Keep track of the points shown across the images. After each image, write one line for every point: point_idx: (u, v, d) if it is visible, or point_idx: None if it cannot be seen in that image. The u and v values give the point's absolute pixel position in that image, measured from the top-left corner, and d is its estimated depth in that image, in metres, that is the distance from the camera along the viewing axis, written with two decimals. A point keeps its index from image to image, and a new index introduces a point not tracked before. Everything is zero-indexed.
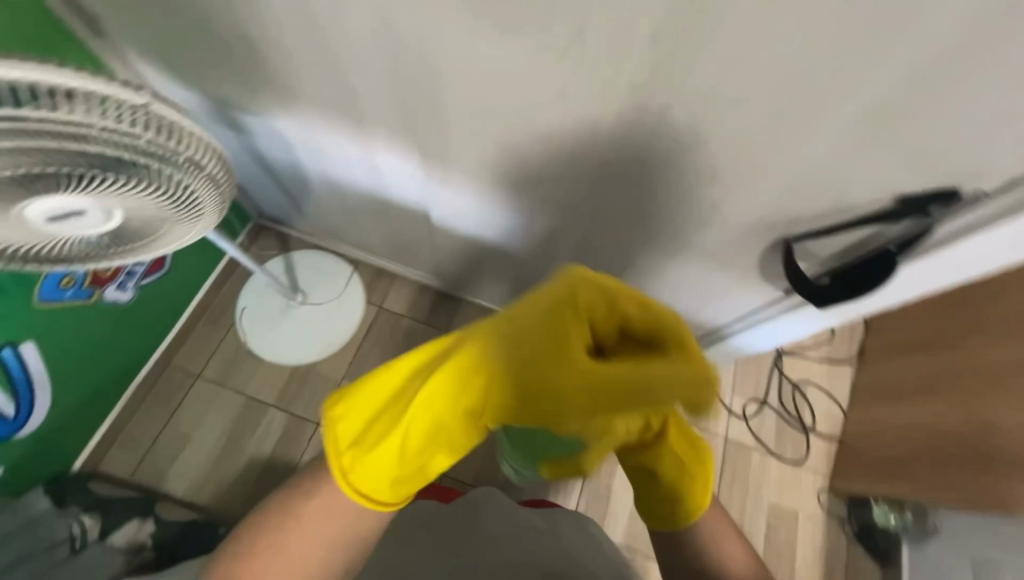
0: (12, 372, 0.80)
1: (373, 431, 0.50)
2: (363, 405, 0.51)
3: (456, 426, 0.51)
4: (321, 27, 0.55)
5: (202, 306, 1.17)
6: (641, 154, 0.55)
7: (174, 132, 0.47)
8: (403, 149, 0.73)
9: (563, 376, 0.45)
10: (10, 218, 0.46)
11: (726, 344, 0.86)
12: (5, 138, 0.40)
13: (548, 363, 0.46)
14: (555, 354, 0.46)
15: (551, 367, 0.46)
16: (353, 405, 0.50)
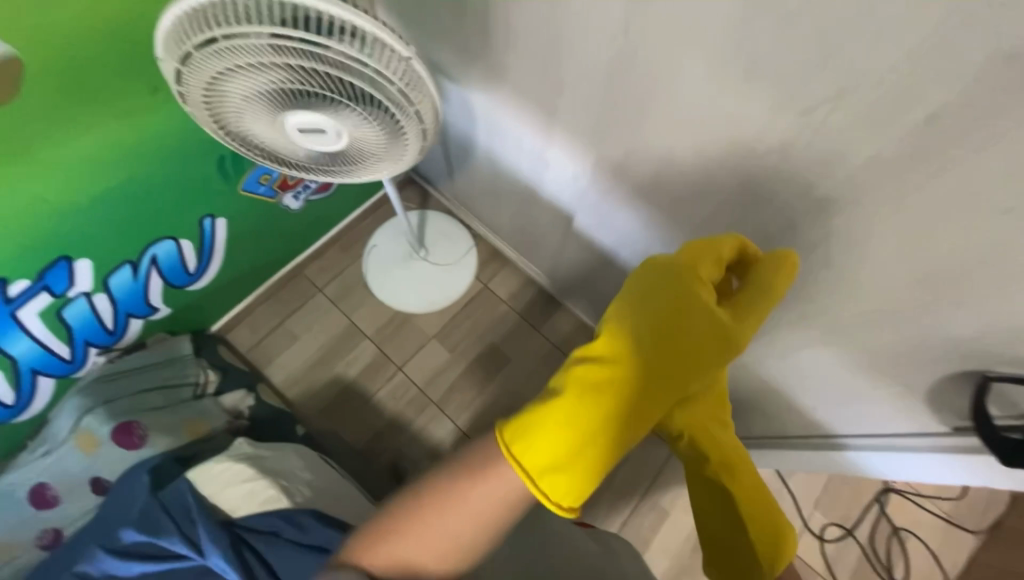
0: (205, 237, 0.96)
1: (557, 443, 0.45)
2: (545, 430, 0.45)
3: (631, 422, 0.48)
4: (563, 24, 0.59)
5: (342, 232, 1.32)
6: (842, 230, 0.51)
7: (417, 85, 0.53)
8: (579, 151, 0.75)
9: (709, 328, 0.50)
10: (273, 121, 0.55)
11: (840, 452, 0.78)
12: (302, 59, 0.47)
13: (688, 316, 0.50)
14: (687, 306, 0.50)
15: (691, 318, 0.50)
16: (538, 438, 0.44)
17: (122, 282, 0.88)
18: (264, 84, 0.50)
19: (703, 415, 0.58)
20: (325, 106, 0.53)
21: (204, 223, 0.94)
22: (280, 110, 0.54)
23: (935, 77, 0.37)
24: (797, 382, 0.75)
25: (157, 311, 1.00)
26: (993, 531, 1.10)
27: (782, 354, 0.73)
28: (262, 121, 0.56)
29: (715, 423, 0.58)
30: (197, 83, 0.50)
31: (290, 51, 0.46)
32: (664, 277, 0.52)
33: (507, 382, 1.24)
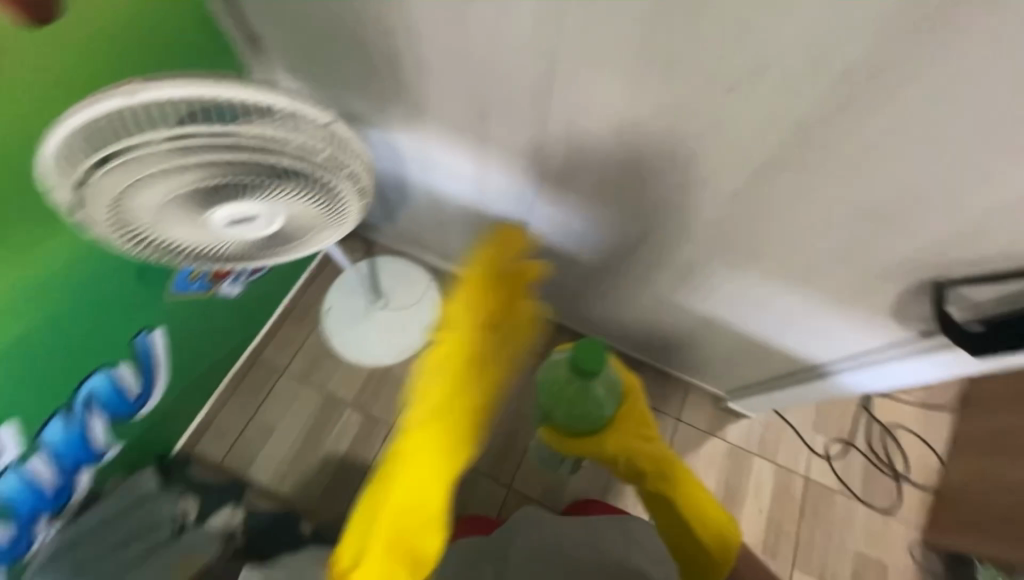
0: (143, 356, 0.87)
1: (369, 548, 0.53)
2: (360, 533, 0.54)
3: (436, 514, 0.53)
4: (476, 51, 0.58)
5: (292, 305, 1.24)
6: (786, 185, 0.54)
7: (345, 147, 0.51)
8: (518, 168, 0.75)
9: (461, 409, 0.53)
10: (198, 222, 0.51)
11: (829, 380, 0.83)
12: (216, 152, 0.43)
13: (431, 411, 0.52)
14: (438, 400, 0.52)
15: (445, 412, 0.53)
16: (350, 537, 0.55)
17: (58, 434, 0.77)
18: (178, 189, 0.45)
19: (628, 436, 0.77)
20: (252, 192, 0.49)
21: (138, 339, 0.84)
22: (203, 210, 0.49)
23: (839, 35, 0.39)
24: (775, 328, 0.79)
25: (107, 451, 0.89)
26: (962, 403, 1.22)
27: (756, 307, 0.77)
28: (185, 225, 0.51)
29: (642, 440, 0.77)
30: (100, 206, 0.44)
31: (200, 149, 0.42)
32: (448, 340, 0.55)
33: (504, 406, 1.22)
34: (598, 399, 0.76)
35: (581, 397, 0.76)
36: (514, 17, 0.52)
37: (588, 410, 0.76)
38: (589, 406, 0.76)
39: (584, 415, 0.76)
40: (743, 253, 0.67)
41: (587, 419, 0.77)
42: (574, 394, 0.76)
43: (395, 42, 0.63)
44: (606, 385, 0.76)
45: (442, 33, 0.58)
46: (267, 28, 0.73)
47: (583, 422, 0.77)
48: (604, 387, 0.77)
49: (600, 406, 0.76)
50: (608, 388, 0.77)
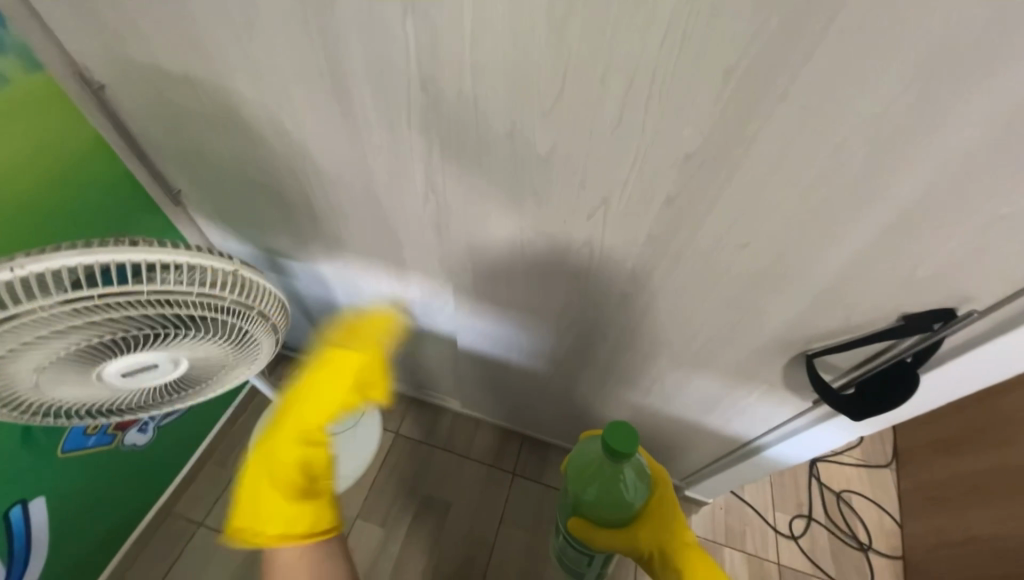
0: (15, 533, 0.74)
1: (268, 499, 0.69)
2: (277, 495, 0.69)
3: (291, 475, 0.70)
4: (380, 196, 0.65)
5: (216, 444, 1.14)
6: (659, 292, 0.61)
7: (252, 289, 0.54)
8: (436, 287, 0.80)
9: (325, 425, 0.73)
10: (88, 378, 0.49)
11: (761, 456, 0.85)
12: (109, 310, 0.44)
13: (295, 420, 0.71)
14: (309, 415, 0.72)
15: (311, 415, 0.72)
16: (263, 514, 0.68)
17: None
18: (67, 349, 0.45)
19: (655, 532, 0.78)
20: (148, 341, 0.49)
21: (12, 514, 0.73)
22: (94, 364, 0.48)
23: (654, 178, 0.47)
24: (698, 411, 0.82)
25: None
26: (897, 458, 1.27)
27: (675, 394, 0.80)
28: (73, 385, 0.49)
29: (672, 533, 0.77)
30: None
31: (88, 307, 0.43)
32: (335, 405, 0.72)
33: (453, 531, 1.12)
34: (626, 489, 0.77)
35: (614, 482, 0.76)
36: (404, 172, 0.59)
37: (616, 495, 0.77)
38: (618, 493, 0.76)
39: (611, 502, 0.77)
40: (646, 346, 0.72)
41: (617, 505, 0.77)
42: (608, 478, 0.77)
43: (307, 192, 0.70)
44: (634, 473, 0.77)
45: (345, 184, 0.65)
46: (188, 183, 0.79)
47: (612, 508, 0.77)
48: (635, 474, 0.78)
49: (631, 495, 0.77)
50: (637, 479, 0.78)
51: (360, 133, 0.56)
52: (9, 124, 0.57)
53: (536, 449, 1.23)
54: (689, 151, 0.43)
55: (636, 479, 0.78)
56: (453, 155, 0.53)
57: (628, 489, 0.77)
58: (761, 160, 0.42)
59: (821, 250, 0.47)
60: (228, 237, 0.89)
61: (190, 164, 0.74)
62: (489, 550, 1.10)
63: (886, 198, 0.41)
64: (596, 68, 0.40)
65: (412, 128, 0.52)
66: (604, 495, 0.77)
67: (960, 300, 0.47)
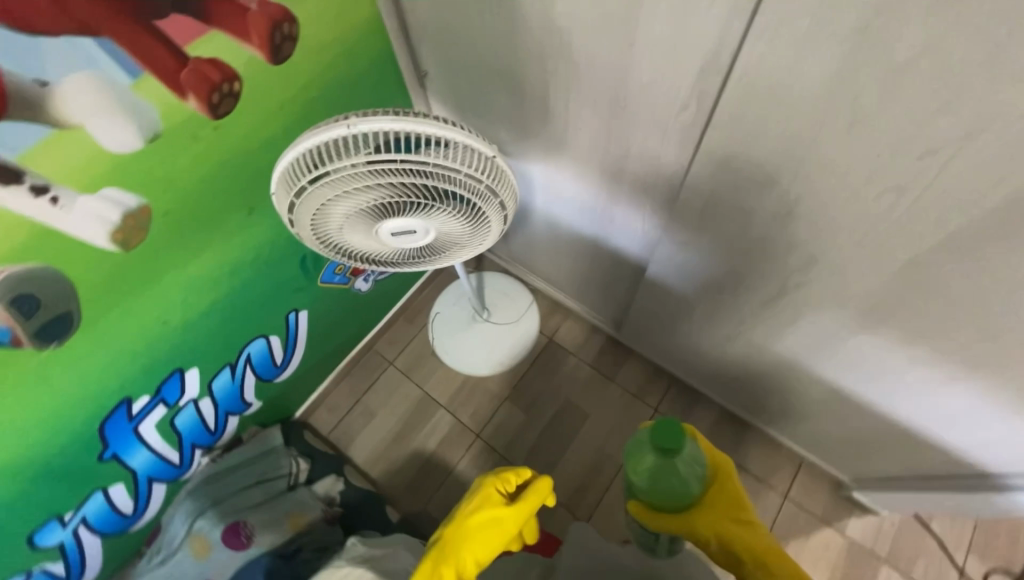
0: (289, 330, 1.01)
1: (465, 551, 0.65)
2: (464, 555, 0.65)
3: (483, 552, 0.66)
4: (627, 98, 0.60)
5: (406, 306, 1.37)
6: (974, 270, 0.47)
7: (500, 177, 0.56)
8: (648, 208, 0.75)
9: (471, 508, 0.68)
10: (371, 231, 0.58)
11: (1005, 498, 0.68)
12: (401, 177, 0.50)
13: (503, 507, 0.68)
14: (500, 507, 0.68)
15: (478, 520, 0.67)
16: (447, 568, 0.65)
17: (222, 383, 0.93)
18: (366, 203, 0.53)
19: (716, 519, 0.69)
20: (416, 209, 0.56)
21: (290, 317, 0.99)
22: (377, 222, 0.57)
23: None
24: (935, 422, 0.68)
25: (250, 405, 1.05)
26: None
27: (911, 393, 0.67)
28: (359, 234, 0.59)
29: (735, 525, 0.68)
30: (305, 213, 0.53)
31: (388, 171, 0.49)
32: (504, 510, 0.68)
33: (586, 440, 1.20)
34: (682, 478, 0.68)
35: (668, 471, 0.67)
36: (673, 71, 0.52)
37: (667, 484, 0.68)
38: (673, 482, 0.67)
39: (665, 490, 0.68)
40: (904, 329, 0.58)
41: (672, 492, 0.68)
42: (659, 466, 0.67)
43: (548, 86, 0.68)
44: (690, 461, 0.67)
45: (593, 82, 0.61)
46: (435, 68, 0.84)
47: (666, 496, 0.69)
48: (690, 458, 0.68)
49: (687, 483, 0.68)
50: (693, 467, 0.68)
51: (641, 18, 0.50)
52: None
53: (683, 395, 1.19)
54: None
55: (690, 468, 0.68)
56: (753, 54, 0.44)
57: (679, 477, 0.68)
58: None
59: None
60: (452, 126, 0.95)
61: (443, 47, 0.77)
62: (617, 468, 1.16)
63: None
64: None
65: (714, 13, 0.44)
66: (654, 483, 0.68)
67: None
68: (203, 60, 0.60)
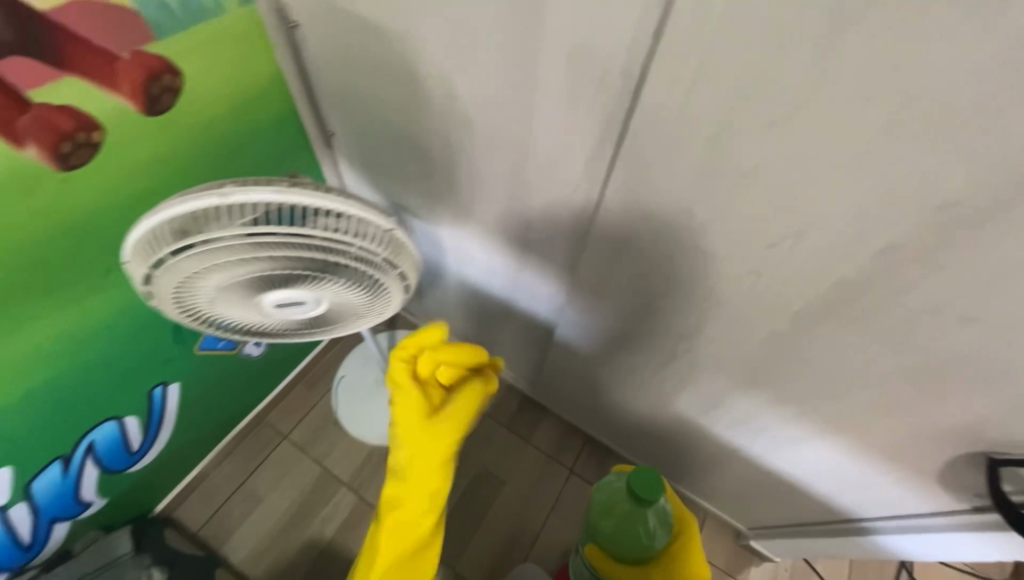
0: (153, 407, 0.86)
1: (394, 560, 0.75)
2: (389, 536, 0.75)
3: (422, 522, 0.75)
4: (527, 175, 0.63)
5: (308, 369, 1.25)
6: (816, 343, 0.54)
7: (399, 249, 0.54)
8: (552, 275, 0.78)
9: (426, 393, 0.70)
10: (251, 302, 0.52)
11: (866, 540, 0.75)
12: (285, 248, 0.46)
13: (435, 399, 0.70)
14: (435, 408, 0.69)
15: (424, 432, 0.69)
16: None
17: (49, 483, 0.75)
18: (243, 275, 0.48)
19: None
20: (303, 280, 0.51)
21: (154, 392, 0.85)
22: (258, 292, 0.52)
23: (880, 218, 0.40)
24: (805, 474, 0.75)
25: (89, 505, 0.85)
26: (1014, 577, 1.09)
27: (784, 449, 0.73)
28: (236, 305, 0.53)
29: None
30: (166, 285, 0.47)
31: (269, 243, 0.45)
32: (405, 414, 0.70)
33: (501, 511, 1.14)
34: (645, 532, 0.74)
35: (633, 520, 0.74)
36: (564, 158, 0.57)
37: (635, 535, 0.74)
38: (637, 534, 0.74)
39: (632, 543, 0.75)
40: (770, 392, 0.65)
41: (633, 544, 0.75)
42: (629, 517, 0.75)
43: (454, 156, 0.70)
44: (657, 517, 0.74)
45: (497, 160, 0.65)
46: (343, 129, 0.83)
47: (634, 549, 0.75)
48: (657, 519, 0.74)
49: (650, 537, 0.74)
50: (660, 522, 0.74)
51: (534, 109, 0.54)
52: (201, 51, 0.63)
53: (597, 453, 1.20)
54: (942, 200, 0.36)
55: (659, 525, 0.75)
56: (630, 151, 0.49)
57: (643, 532, 0.74)
58: None
59: None
60: (362, 186, 0.94)
61: (350, 112, 0.78)
62: (534, 539, 1.11)
63: None
64: None
65: (596, 113, 0.49)
66: (615, 530, 0.75)
67: None
68: (49, 107, 0.52)
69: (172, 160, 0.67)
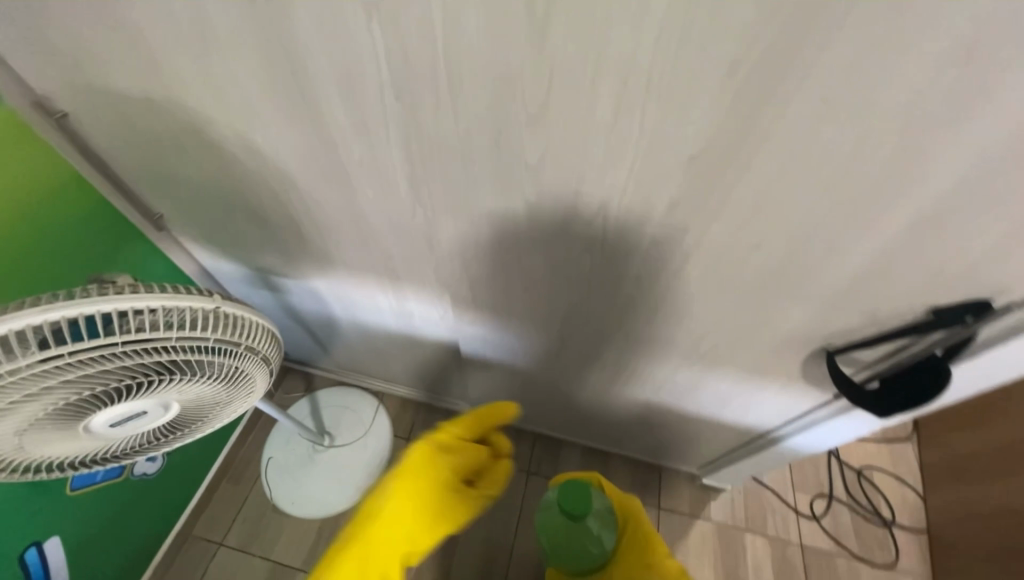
0: (32, 574, 0.74)
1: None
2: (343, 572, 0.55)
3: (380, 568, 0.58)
4: (362, 209, 0.61)
5: (228, 463, 1.14)
6: (665, 295, 0.57)
7: (237, 325, 0.50)
8: (433, 296, 0.77)
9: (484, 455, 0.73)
10: (75, 433, 0.46)
11: (779, 448, 0.83)
12: (86, 364, 0.41)
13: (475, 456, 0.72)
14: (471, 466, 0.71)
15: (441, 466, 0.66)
16: None
17: None
18: (46, 409, 0.42)
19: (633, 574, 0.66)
20: (131, 390, 0.46)
21: (27, 555, 0.73)
22: (79, 420, 0.45)
23: (656, 177, 0.43)
24: (713, 409, 0.80)
25: None
26: (918, 431, 1.25)
27: (687, 392, 0.78)
28: (59, 442, 0.46)
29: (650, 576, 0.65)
30: None
31: (62, 365, 0.40)
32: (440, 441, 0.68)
33: (469, 537, 1.12)
34: (590, 538, 0.68)
35: (573, 533, 0.68)
36: (385, 186, 0.56)
37: (585, 548, 0.67)
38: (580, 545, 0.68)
39: (579, 555, 0.68)
40: (654, 348, 0.69)
41: (579, 556, 0.68)
42: (569, 533, 0.68)
43: (289, 208, 0.67)
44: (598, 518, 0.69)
45: (329, 203, 0.62)
46: (170, 207, 0.76)
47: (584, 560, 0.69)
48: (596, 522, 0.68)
49: (596, 542, 0.68)
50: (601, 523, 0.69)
51: (337, 146, 0.52)
52: None
53: (548, 447, 1.21)
54: (692, 152, 0.39)
55: (604, 526, 0.69)
56: (436, 167, 0.50)
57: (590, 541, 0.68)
58: (770, 156, 0.38)
59: (838, 245, 0.44)
60: (217, 258, 0.87)
61: (168, 189, 0.72)
62: (510, 551, 1.10)
63: (914, 185, 0.37)
64: (583, 63, 0.35)
65: (390, 138, 0.49)
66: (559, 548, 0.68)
67: (998, 291, 0.43)
68: None
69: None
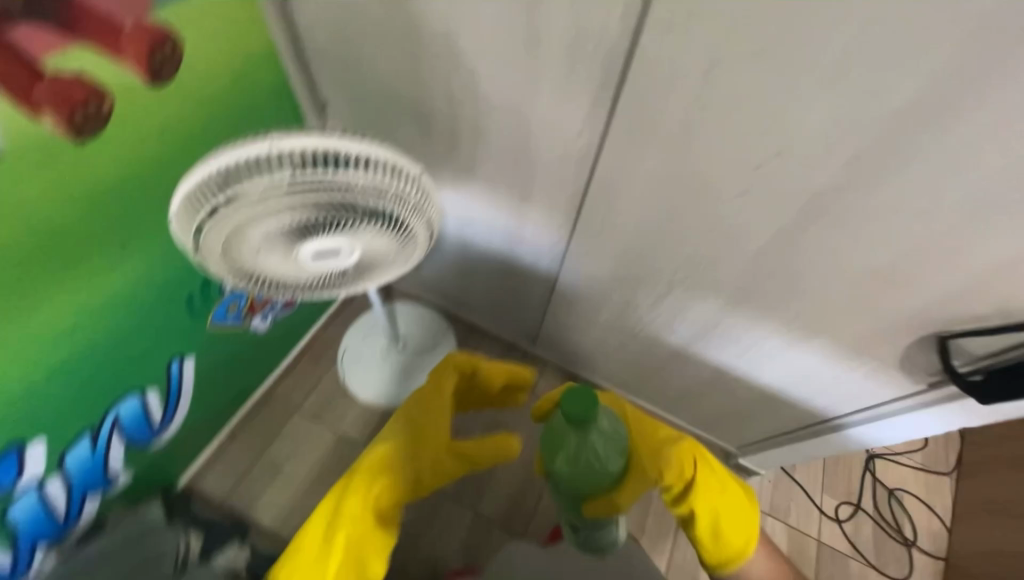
0: (172, 380, 0.88)
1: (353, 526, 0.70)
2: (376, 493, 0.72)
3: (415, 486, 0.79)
4: (529, 122, 0.67)
5: (311, 343, 1.26)
6: (797, 254, 0.62)
7: (427, 196, 0.57)
8: (553, 222, 0.83)
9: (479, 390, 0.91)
10: (290, 252, 0.56)
11: (840, 434, 0.87)
12: (326, 194, 0.50)
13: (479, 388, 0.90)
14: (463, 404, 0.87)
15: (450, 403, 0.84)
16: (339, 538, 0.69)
17: (80, 457, 0.77)
18: (285, 223, 0.52)
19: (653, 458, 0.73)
20: (339, 228, 0.55)
21: (171, 366, 0.87)
22: (297, 241, 0.55)
23: (850, 129, 0.47)
24: (788, 384, 0.85)
25: (117, 480, 0.87)
26: (960, 469, 1.26)
27: (768, 363, 0.82)
28: (277, 254, 0.57)
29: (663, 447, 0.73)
30: (216, 235, 0.50)
31: (313, 189, 0.49)
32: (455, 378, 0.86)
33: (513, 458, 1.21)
34: (600, 450, 0.65)
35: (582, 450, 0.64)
36: (566, 103, 0.62)
37: (593, 464, 0.65)
38: (593, 460, 0.65)
39: (591, 473, 0.66)
40: (758, 308, 0.73)
41: (595, 473, 0.66)
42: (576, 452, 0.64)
43: (455, 110, 0.73)
44: (607, 431, 0.65)
45: (499, 112, 0.69)
46: (338, 95, 0.84)
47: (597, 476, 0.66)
48: (607, 432, 0.66)
49: (606, 455, 0.66)
50: (609, 434, 0.66)
51: (537, 56, 0.58)
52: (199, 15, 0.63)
53: None
54: (898, 105, 0.44)
55: (613, 440, 0.66)
56: (632, 88, 0.54)
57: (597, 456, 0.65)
58: (975, 122, 0.42)
59: (1002, 225, 0.47)
60: None
61: (345, 76, 0.79)
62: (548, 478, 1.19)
63: None
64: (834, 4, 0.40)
65: (596, 54, 0.54)
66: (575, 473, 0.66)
67: None
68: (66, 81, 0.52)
69: (178, 127, 0.68)
